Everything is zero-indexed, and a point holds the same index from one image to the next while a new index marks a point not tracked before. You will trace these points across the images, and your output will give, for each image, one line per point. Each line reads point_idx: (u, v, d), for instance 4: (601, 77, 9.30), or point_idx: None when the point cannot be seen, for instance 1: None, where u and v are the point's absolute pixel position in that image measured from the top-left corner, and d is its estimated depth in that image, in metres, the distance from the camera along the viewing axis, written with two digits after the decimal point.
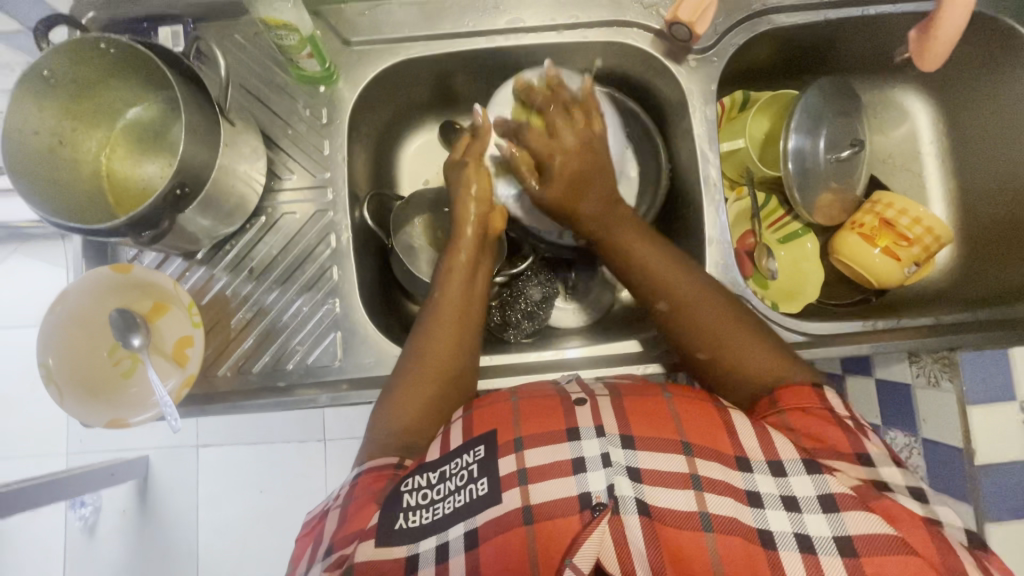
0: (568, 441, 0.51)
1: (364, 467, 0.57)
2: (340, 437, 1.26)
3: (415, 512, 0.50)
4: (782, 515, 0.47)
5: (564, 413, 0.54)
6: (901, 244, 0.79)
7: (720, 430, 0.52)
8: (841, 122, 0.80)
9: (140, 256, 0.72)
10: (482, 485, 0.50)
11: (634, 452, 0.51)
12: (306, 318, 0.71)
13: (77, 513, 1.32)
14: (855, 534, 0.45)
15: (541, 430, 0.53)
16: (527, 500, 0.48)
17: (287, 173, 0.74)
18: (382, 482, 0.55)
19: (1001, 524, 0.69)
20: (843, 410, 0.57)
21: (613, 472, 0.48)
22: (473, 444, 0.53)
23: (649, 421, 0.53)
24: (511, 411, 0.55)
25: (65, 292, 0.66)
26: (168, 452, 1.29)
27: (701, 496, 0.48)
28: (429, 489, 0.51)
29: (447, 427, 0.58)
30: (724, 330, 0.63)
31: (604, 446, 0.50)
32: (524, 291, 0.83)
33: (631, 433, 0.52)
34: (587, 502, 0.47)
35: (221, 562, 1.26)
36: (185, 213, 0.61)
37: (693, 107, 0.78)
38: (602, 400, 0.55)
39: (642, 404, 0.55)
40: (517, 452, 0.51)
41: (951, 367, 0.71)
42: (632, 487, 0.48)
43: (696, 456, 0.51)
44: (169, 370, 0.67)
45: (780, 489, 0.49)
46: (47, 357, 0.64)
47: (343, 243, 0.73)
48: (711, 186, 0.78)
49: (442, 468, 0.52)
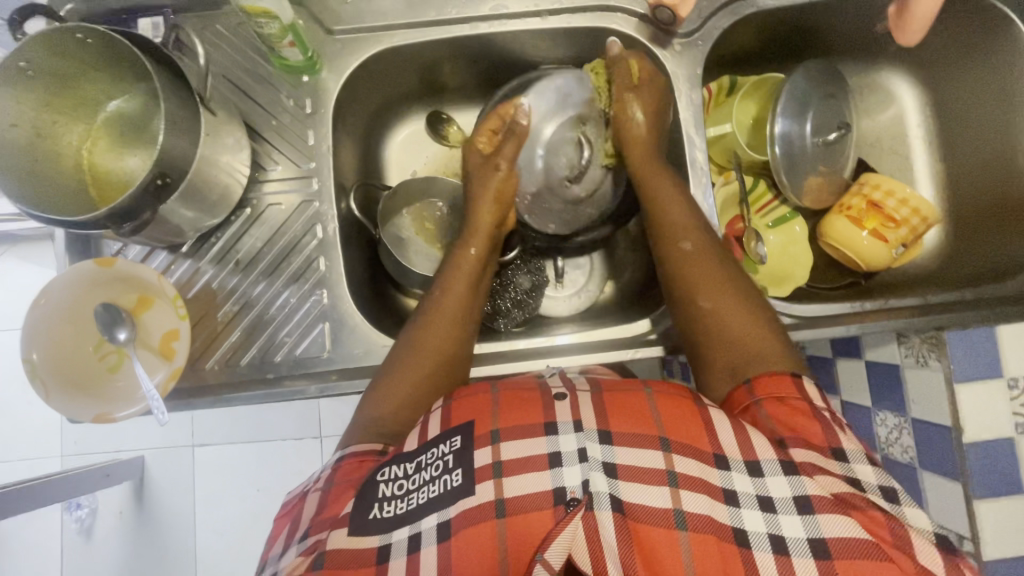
0: (546, 436, 0.50)
1: (349, 451, 0.56)
2: (337, 434, 1.26)
3: (390, 503, 0.50)
4: (757, 516, 0.47)
5: (544, 406, 0.53)
6: (888, 226, 0.79)
7: (699, 428, 0.51)
8: (828, 105, 0.80)
9: (125, 249, 0.72)
10: (456, 476, 0.50)
11: (611, 448, 0.49)
12: (293, 310, 0.71)
13: (73, 515, 1.31)
14: (829, 536, 0.45)
15: (518, 423, 0.52)
16: (500, 493, 0.48)
17: (272, 164, 0.74)
18: (363, 468, 0.54)
19: (990, 501, 0.69)
20: (820, 401, 0.56)
21: (590, 468, 0.47)
22: (448, 434, 0.52)
23: (628, 416, 0.52)
24: (489, 401, 0.54)
25: (49, 286, 0.65)
26: (164, 452, 1.28)
27: (676, 492, 0.47)
28: (405, 479, 0.51)
29: (426, 417, 0.57)
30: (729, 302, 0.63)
31: (581, 441, 0.49)
32: (514, 279, 0.83)
33: (609, 428, 0.51)
34: (561, 498, 0.47)
35: (220, 561, 1.26)
36: (167, 204, 0.60)
37: (679, 91, 0.78)
38: (582, 394, 0.54)
39: (619, 398, 0.54)
40: (494, 444, 0.50)
41: (938, 346, 0.71)
42: (607, 483, 0.47)
43: (674, 452, 0.49)
44: (155, 364, 0.67)
45: (756, 488, 0.48)
46: (31, 352, 0.64)
47: (330, 233, 0.73)
48: (699, 169, 0.77)
49: (419, 458, 0.52)
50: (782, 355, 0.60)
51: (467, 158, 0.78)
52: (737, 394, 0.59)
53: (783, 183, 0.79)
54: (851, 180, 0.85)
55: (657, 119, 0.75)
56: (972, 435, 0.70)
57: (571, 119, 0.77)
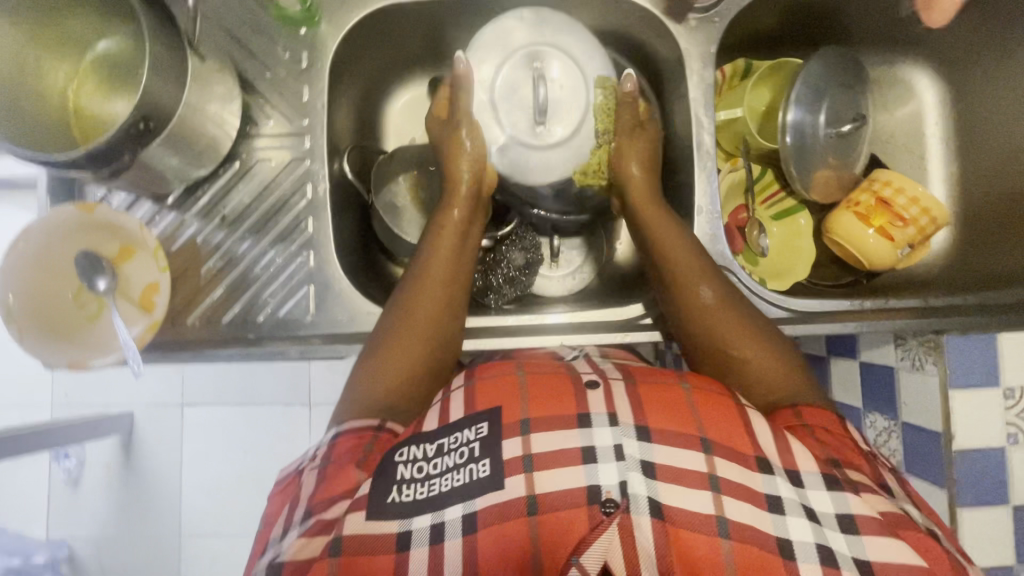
0: (578, 428, 0.49)
1: (347, 426, 0.55)
2: (326, 403, 1.25)
3: (409, 486, 0.48)
4: (804, 524, 0.45)
5: (575, 396, 0.52)
6: (896, 224, 0.76)
7: (739, 430, 0.50)
8: (845, 95, 0.77)
9: (108, 197, 0.70)
10: (483, 466, 0.48)
11: (649, 445, 0.48)
12: (278, 271, 0.70)
13: (61, 465, 1.30)
14: (876, 558, 0.43)
15: (552, 413, 0.50)
16: (531, 489, 0.46)
17: (264, 119, 0.71)
18: (361, 446, 0.53)
19: (973, 509, 0.69)
20: (862, 443, 0.56)
21: (626, 468, 0.46)
22: (473, 420, 0.51)
23: (662, 410, 0.50)
24: (518, 387, 0.53)
25: (30, 226, 0.64)
26: (153, 409, 1.28)
27: (718, 498, 0.45)
28: (424, 462, 0.49)
29: (446, 396, 0.56)
30: (746, 344, 0.61)
31: (617, 437, 0.48)
32: (508, 256, 0.81)
33: (647, 424, 0.49)
34: (596, 497, 0.45)
35: (206, 519, 1.27)
36: (150, 149, 0.59)
37: (691, 70, 0.75)
38: (615, 385, 0.53)
39: (655, 391, 0.52)
40: (523, 435, 0.49)
41: (936, 351, 0.70)
42: (644, 484, 0.46)
43: (715, 455, 0.48)
44: (133, 316, 0.65)
45: (799, 497, 0.47)
46: (8, 293, 0.62)
47: (319, 193, 0.71)
48: (704, 152, 0.75)
49: (441, 441, 0.50)
50: (784, 372, 0.60)
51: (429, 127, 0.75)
52: (778, 415, 0.57)
53: (795, 174, 0.76)
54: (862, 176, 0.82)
55: (648, 159, 0.73)
56: (963, 442, 0.68)
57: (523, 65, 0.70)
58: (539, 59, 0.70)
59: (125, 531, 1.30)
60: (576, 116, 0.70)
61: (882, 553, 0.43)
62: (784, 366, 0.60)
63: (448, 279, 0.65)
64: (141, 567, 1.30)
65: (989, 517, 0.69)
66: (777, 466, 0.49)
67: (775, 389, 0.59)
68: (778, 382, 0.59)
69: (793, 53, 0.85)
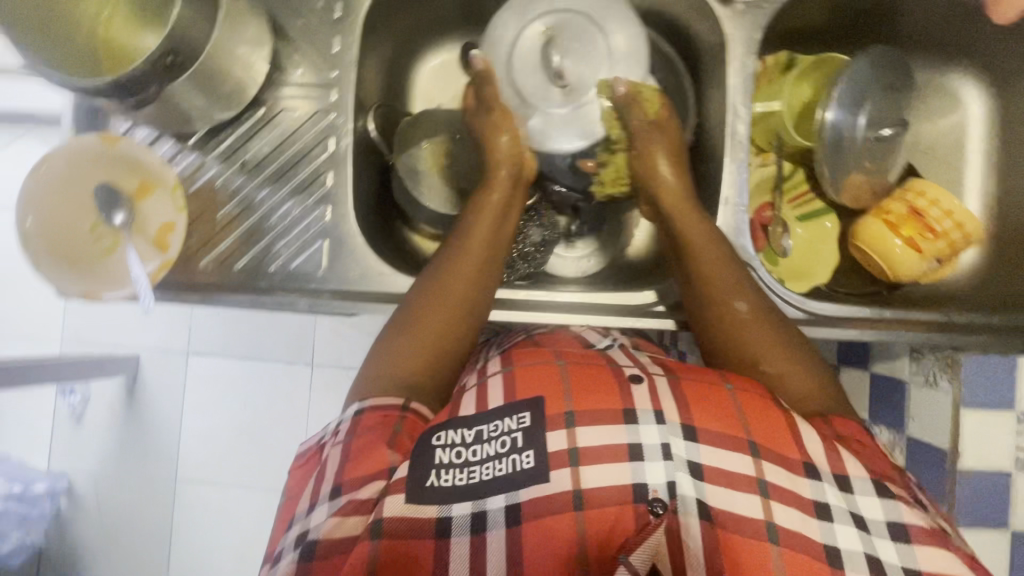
0: (625, 424, 0.49)
1: (369, 404, 0.55)
2: (328, 365, 1.26)
3: (448, 471, 0.48)
4: (852, 533, 0.46)
5: (620, 392, 0.52)
6: (926, 236, 0.73)
7: (785, 433, 0.50)
8: (889, 98, 0.74)
9: (133, 130, 0.70)
10: (527, 457, 0.48)
11: (695, 445, 0.49)
12: (294, 222, 0.69)
13: (66, 401, 1.33)
14: (926, 567, 0.45)
15: (595, 408, 0.50)
16: (578, 484, 0.47)
17: (293, 67, 0.70)
18: (388, 424, 0.52)
19: (968, 528, 0.69)
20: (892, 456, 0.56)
21: (674, 468, 0.47)
22: (515, 409, 0.50)
23: (712, 412, 0.51)
24: (559, 377, 0.53)
25: (51, 152, 0.64)
26: (160, 355, 1.29)
27: (767, 504, 0.47)
28: (463, 448, 0.49)
29: (483, 380, 0.56)
30: (773, 358, 0.60)
31: (664, 436, 0.49)
32: (525, 231, 0.80)
33: (692, 423, 0.50)
34: (642, 496, 0.46)
35: (203, 466, 1.29)
36: (177, 85, 0.58)
37: (732, 56, 0.72)
38: (659, 381, 0.54)
39: (699, 390, 0.53)
40: (568, 428, 0.49)
41: (952, 367, 0.70)
42: (693, 486, 0.47)
43: (763, 459, 0.49)
44: (147, 253, 0.65)
45: (849, 504, 0.48)
46: (26, 217, 0.63)
47: (341, 148, 0.70)
48: (738, 142, 0.73)
49: (479, 428, 0.49)
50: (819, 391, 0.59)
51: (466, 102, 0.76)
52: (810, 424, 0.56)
53: (829, 177, 0.75)
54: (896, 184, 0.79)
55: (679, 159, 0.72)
56: (967, 461, 0.68)
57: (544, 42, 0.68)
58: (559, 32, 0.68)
59: (125, 470, 1.33)
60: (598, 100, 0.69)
61: (932, 562, 0.45)
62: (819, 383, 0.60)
63: (478, 266, 0.64)
64: (137, 507, 1.33)
65: (981, 537, 0.69)
66: (823, 472, 0.49)
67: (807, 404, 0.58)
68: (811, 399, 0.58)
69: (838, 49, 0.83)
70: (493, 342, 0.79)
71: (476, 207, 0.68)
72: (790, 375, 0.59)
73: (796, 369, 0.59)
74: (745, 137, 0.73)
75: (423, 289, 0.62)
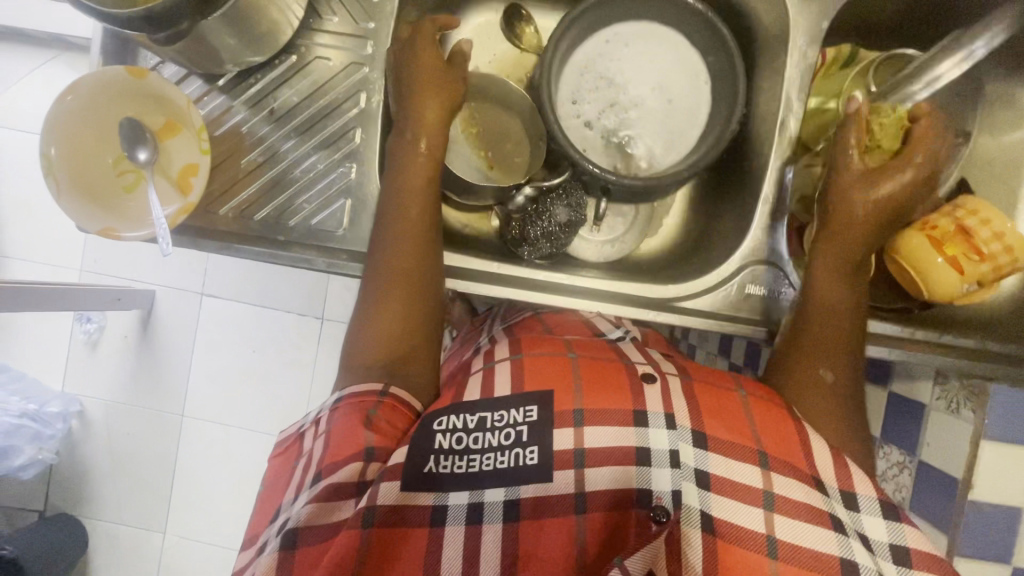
0: (633, 427, 0.48)
1: (347, 391, 0.53)
2: (338, 320, 1.27)
3: (447, 458, 0.48)
4: (864, 551, 0.44)
5: (631, 391, 0.51)
6: (970, 258, 0.64)
7: (793, 441, 0.50)
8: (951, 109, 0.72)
9: (161, 66, 0.68)
10: (530, 452, 0.48)
11: (705, 454, 0.47)
12: (318, 176, 0.68)
13: (82, 327, 1.35)
14: None
15: (605, 407, 0.50)
16: (581, 487, 0.46)
17: (329, 14, 0.68)
18: (362, 408, 0.51)
19: (968, 559, 0.68)
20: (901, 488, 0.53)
21: (681, 477, 0.46)
22: (523, 402, 0.50)
23: (723, 423, 0.50)
24: (570, 374, 0.52)
25: (78, 81, 0.62)
26: (175, 292, 1.30)
27: (771, 518, 0.45)
28: (464, 434, 0.49)
29: (490, 367, 0.56)
30: (828, 418, 0.58)
31: (673, 441, 0.48)
32: (552, 210, 0.76)
33: (703, 428, 0.49)
34: (645, 502, 0.45)
35: (210, 405, 1.32)
36: (209, 20, 0.55)
37: (793, 43, 0.69)
38: (672, 381, 0.53)
39: (712, 394, 0.52)
40: (576, 427, 0.48)
41: (977, 397, 0.67)
42: (699, 497, 0.46)
43: (772, 471, 0.47)
44: (170, 196, 0.64)
45: (853, 523, 0.46)
46: (49, 147, 0.61)
47: (372, 105, 0.68)
48: (786, 140, 0.71)
49: (483, 415, 0.50)
50: (840, 420, 0.58)
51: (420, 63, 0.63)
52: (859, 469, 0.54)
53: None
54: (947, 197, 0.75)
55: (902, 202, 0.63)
56: (979, 493, 0.67)
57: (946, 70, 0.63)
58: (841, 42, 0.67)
59: (133, 402, 1.35)
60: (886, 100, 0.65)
61: None
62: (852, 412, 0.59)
63: (417, 250, 0.60)
64: (141, 438, 1.35)
65: (980, 566, 0.68)
66: (830, 485, 0.48)
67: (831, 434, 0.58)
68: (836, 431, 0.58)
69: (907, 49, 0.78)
70: (495, 318, 0.81)
71: (398, 186, 0.62)
72: (835, 425, 0.58)
73: (839, 414, 0.59)
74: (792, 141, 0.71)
75: (373, 290, 0.59)
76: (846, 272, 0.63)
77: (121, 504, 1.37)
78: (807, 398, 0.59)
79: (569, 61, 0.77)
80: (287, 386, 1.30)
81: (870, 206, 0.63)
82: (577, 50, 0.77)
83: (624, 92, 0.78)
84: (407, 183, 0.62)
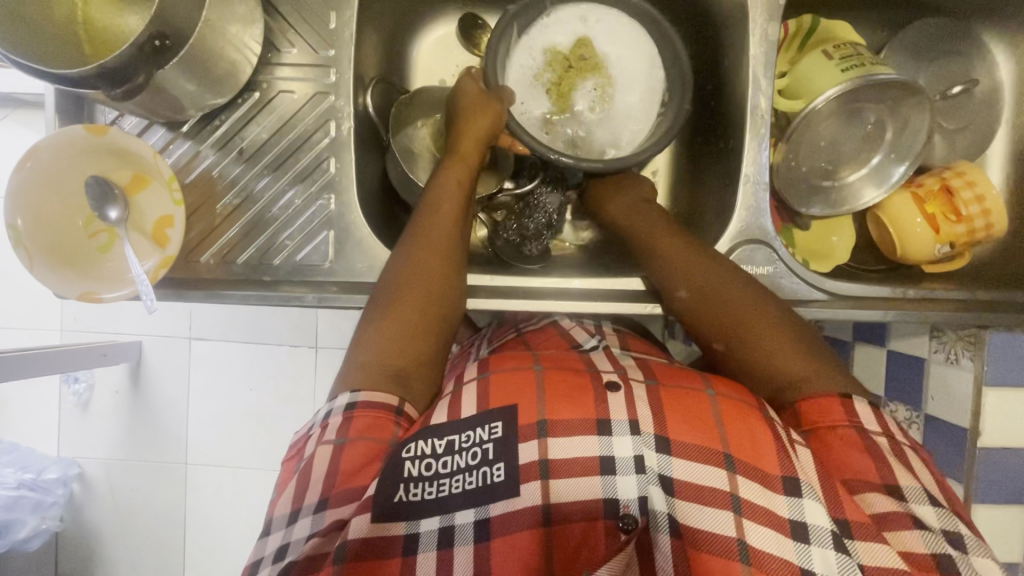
0: (598, 436, 0.48)
1: (363, 400, 0.51)
2: (332, 347, 1.24)
3: (416, 485, 0.47)
4: (829, 557, 0.43)
5: (596, 398, 0.50)
6: (948, 217, 0.71)
7: (758, 422, 0.49)
8: (938, 71, 0.78)
9: (120, 119, 0.67)
10: (498, 470, 0.47)
11: (669, 459, 0.47)
12: (297, 212, 0.67)
13: (70, 389, 1.30)
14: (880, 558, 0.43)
15: (572, 418, 0.49)
16: (547, 498, 0.46)
17: (287, 46, 0.67)
18: (380, 424, 0.50)
19: (984, 503, 0.70)
20: (875, 427, 0.50)
21: (647, 481, 0.46)
22: (487, 419, 0.50)
23: (689, 424, 0.49)
24: (534, 385, 0.52)
25: (35, 145, 0.60)
26: (161, 340, 1.27)
27: (741, 521, 0.44)
28: (433, 460, 0.48)
29: (458, 388, 0.55)
30: (750, 336, 0.57)
31: (638, 447, 0.47)
32: (541, 201, 0.79)
33: (667, 435, 0.48)
34: (613, 511, 0.46)
35: (211, 450, 1.29)
36: (165, 70, 0.54)
37: (753, 21, 0.69)
38: (637, 388, 0.52)
39: (681, 399, 0.51)
40: (541, 438, 0.48)
41: (975, 346, 0.68)
42: (664, 500, 0.45)
43: (738, 473, 0.46)
44: (148, 251, 0.63)
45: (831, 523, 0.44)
46: (16, 217, 0.59)
47: (343, 133, 0.67)
48: (758, 116, 0.70)
49: (450, 438, 0.49)
50: (783, 354, 0.55)
51: (462, 97, 0.70)
52: (807, 408, 0.52)
53: (816, 213, 0.74)
54: (942, 165, 0.76)
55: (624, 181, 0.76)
56: (987, 439, 0.69)
57: (884, 98, 0.70)
58: (848, 63, 0.69)
59: (132, 458, 1.31)
60: (847, 124, 0.71)
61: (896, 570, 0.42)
62: (790, 346, 0.56)
63: (434, 277, 0.59)
64: (147, 493, 1.31)
65: (994, 506, 0.70)
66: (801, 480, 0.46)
67: (785, 374, 0.55)
68: (788, 369, 0.55)
69: (875, 20, 0.81)
70: (482, 340, 0.79)
71: (427, 208, 0.64)
72: (776, 361, 0.55)
73: (771, 337, 0.56)
74: (748, 122, 0.70)
75: (381, 281, 0.60)
76: (635, 208, 0.72)
77: (134, 561, 1.34)
78: (721, 329, 0.59)
79: (513, 58, 0.74)
80: (288, 420, 1.27)
81: (614, 192, 0.75)
82: (529, 31, 0.74)
83: (612, 79, 0.76)
84: (439, 207, 0.64)
